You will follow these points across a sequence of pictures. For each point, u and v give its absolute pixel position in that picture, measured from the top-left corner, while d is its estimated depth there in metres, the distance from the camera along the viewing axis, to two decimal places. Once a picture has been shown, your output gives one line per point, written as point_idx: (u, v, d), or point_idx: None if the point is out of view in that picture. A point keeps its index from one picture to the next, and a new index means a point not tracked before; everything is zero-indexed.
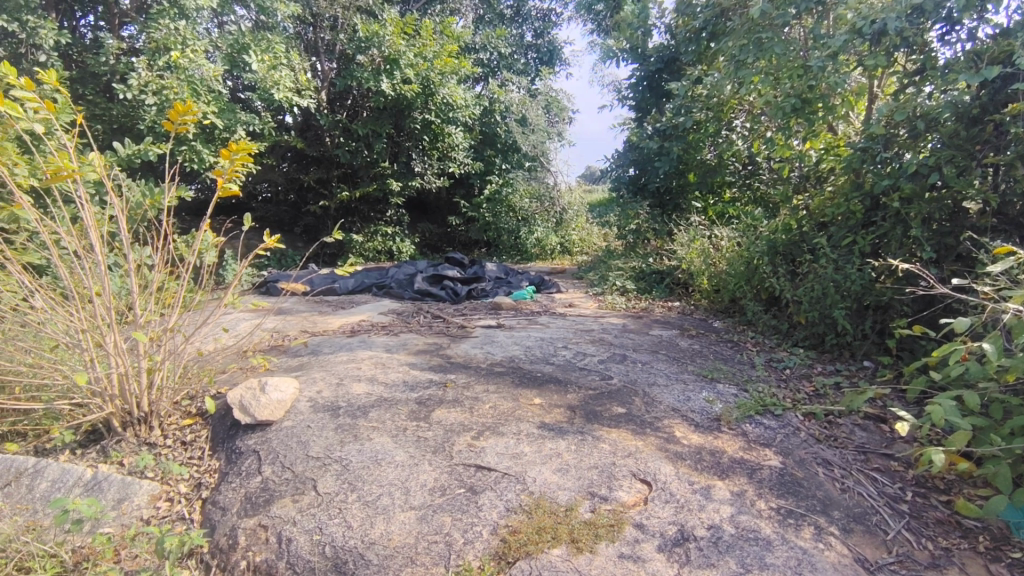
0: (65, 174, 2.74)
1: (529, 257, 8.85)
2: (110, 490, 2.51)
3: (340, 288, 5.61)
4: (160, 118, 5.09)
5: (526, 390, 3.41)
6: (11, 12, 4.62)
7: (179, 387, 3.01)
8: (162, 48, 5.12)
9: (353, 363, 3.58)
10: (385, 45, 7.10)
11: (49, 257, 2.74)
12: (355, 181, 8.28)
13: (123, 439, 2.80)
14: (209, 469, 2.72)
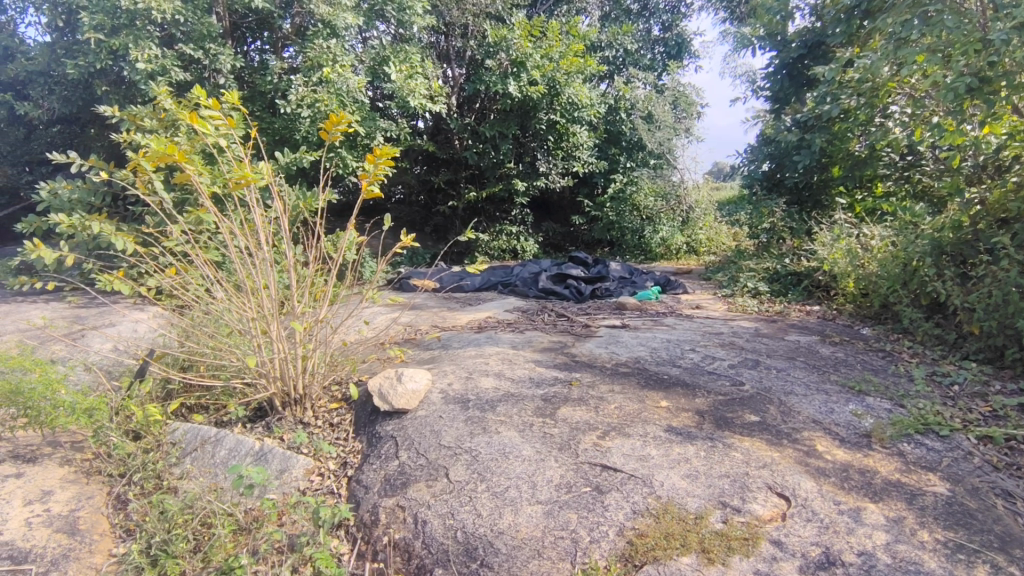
0: (247, 180, 3.15)
1: (654, 256, 8.71)
2: (274, 462, 2.79)
3: (467, 285, 5.85)
4: (315, 128, 5.66)
5: (652, 392, 3.34)
6: (198, 42, 5.29)
7: (328, 373, 3.29)
8: (316, 65, 5.64)
9: (481, 358, 3.72)
10: (513, 48, 7.29)
11: (228, 255, 3.13)
12: (483, 182, 8.63)
13: (284, 417, 3.13)
14: (354, 450, 2.96)
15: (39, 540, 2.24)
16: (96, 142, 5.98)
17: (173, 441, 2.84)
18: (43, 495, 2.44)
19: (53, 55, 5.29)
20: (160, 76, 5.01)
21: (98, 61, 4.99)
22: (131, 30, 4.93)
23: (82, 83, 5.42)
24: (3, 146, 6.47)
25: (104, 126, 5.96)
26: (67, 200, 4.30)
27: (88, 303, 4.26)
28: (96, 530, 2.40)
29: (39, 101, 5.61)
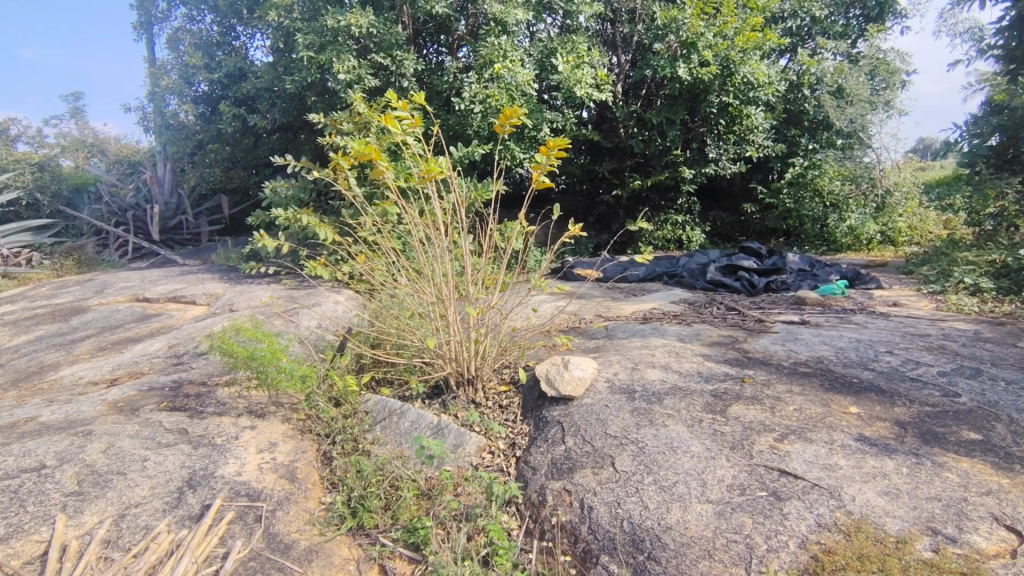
0: (434, 173, 3.44)
1: (839, 247, 7.99)
2: (450, 436, 2.98)
3: (631, 276, 5.76)
4: (486, 123, 5.92)
5: (840, 396, 3.01)
6: (387, 50, 5.83)
7: (499, 356, 3.44)
8: (488, 63, 5.92)
9: (647, 350, 3.64)
10: (683, 29, 6.97)
11: (412, 243, 3.42)
12: (648, 170, 8.41)
13: (458, 395, 3.34)
14: (522, 432, 3.09)
15: (268, 482, 2.65)
16: (305, 145, 6.88)
17: (366, 410, 3.19)
18: (270, 446, 2.89)
19: (276, 73, 6.17)
20: (357, 84, 5.60)
21: (309, 75, 5.71)
22: (334, 45, 5.59)
23: (296, 96, 6.21)
24: (238, 154, 7.52)
25: (311, 132, 6.82)
26: (284, 196, 5.01)
27: (299, 284, 4.92)
28: (309, 480, 2.78)
29: (264, 113, 6.60)
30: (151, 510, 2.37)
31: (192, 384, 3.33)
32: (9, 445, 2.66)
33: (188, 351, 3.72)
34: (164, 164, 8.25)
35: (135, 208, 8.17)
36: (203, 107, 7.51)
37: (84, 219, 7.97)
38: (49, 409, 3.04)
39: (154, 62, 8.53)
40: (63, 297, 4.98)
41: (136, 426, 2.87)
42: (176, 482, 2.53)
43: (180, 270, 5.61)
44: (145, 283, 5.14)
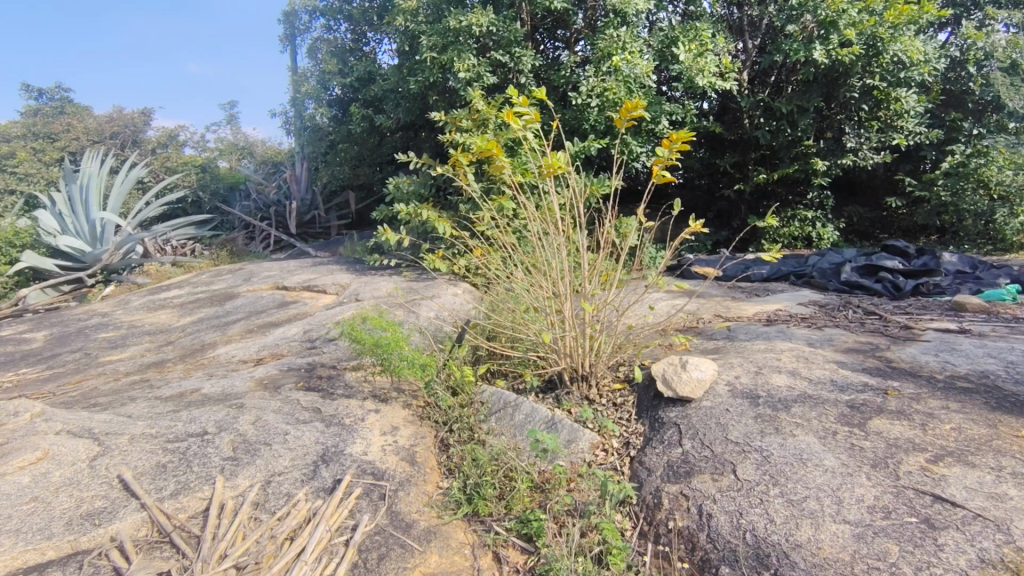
0: (555, 169, 3.46)
1: (1010, 247, 6.89)
2: (563, 431, 2.98)
3: (754, 274, 5.44)
4: (602, 117, 5.84)
5: (1008, 417, 2.63)
6: (506, 48, 5.92)
7: (614, 354, 3.39)
8: (606, 55, 5.82)
9: (773, 353, 3.41)
10: (822, 8, 6.45)
11: (531, 237, 3.46)
12: (774, 162, 7.86)
13: (571, 391, 3.33)
14: (636, 432, 3.02)
15: (391, 463, 2.80)
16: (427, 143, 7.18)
17: (482, 401, 3.27)
18: (393, 429, 3.05)
19: (401, 75, 6.49)
20: (476, 82, 5.75)
21: (432, 76, 5.96)
22: (455, 45, 5.77)
23: (420, 96, 6.48)
24: (365, 152, 7.99)
25: (433, 130, 7.12)
26: (406, 192, 5.28)
27: (418, 276, 5.15)
28: (427, 464, 2.91)
29: (390, 113, 6.97)
30: (291, 479, 2.60)
31: (325, 367, 3.60)
32: (178, 412, 3.03)
33: (321, 336, 4.03)
34: (302, 163, 8.92)
35: (277, 204, 8.91)
36: (336, 109, 8.07)
37: (235, 214, 8.86)
38: (209, 383, 3.43)
39: (295, 70, 9.30)
40: (219, 284, 5.58)
41: (279, 402, 3.16)
42: (312, 456, 2.75)
43: (313, 261, 6.08)
44: (284, 273, 5.63)
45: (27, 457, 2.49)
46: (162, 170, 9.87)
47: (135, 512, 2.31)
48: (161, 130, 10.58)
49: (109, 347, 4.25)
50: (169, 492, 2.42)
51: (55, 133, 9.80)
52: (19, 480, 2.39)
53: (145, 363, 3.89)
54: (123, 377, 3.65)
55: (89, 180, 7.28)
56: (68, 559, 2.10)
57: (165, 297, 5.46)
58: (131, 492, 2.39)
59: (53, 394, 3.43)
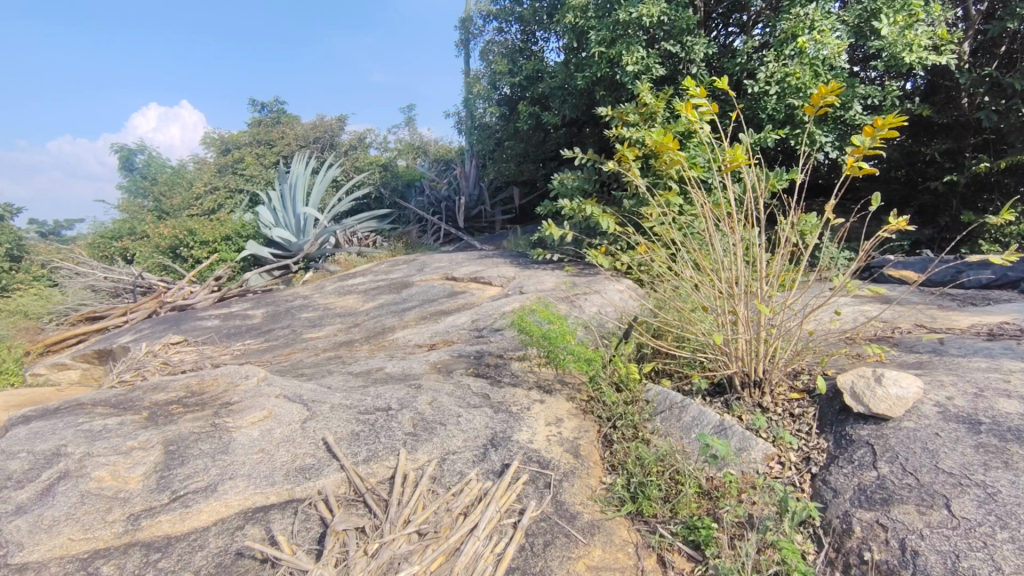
0: (739, 163, 3.24)
1: None
2: (734, 439, 2.82)
3: (971, 280, 4.70)
4: (782, 104, 5.41)
5: None
6: (677, 37, 5.74)
7: (793, 360, 3.12)
8: (790, 37, 5.38)
9: (998, 374, 2.91)
10: None
11: (705, 235, 3.30)
12: (1000, 148, 6.74)
13: (742, 397, 3.14)
14: (818, 448, 2.75)
15: (556, 454, 2.87)
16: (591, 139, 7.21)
17: (647, 400, 3.21)
18: (557, 421, 3.13)
19: (568, 71, 6.57)
20: (644, 74, 5.67)
21: (599, 71, 5.95)
22: (624, 39, 5.70)
23: (586, 91, 6.52)
24: (530, 149, 8.24)
25: (598, 125, 7.12)
26: (570, 187, 5.33)
27: (580, 271, 5.20)
28: (590, 458, 2.94)
29: (556, 111, 7.07)
30: (464, 459, 2.78)
31: (492, 356, 3.79)
32: (368, 387, 3.39)
33: (489, 326, 4.24)
34: (471, 160, 9.47)
35: (448, 200, 9.60)
36: (505, 108, 8.25)
37: (412, 209, 9.65)
38: (392, 363, 3.79)
39: (467, 72, 9.86)
40: (397, 273, 6.12)
41: (452, 386, 3.39)
42: (483, 439, 2.92)
43: (480, 254, 6.41)
44: (453, 264, 6.00)
45: (256, 415, 2.94)
46: (352, 169, 11.06)
47: (336, 471, 2.63)
48: (353, 133, 11.80)
49: (310, 326, 4.88)
50: (362, 458, 2.72)
51: (272, 139, 11.44)
52: (251, 432, 2.84)
53: (339, 341, 4.40)
54: (322, 352, 4.17)
55: (296, 180, 8.37)
56: (285, 504, 2.48)
57: (352, 283, 6.11)
58: (333, 454, 2.73)
59: (271, 362, 4.03)
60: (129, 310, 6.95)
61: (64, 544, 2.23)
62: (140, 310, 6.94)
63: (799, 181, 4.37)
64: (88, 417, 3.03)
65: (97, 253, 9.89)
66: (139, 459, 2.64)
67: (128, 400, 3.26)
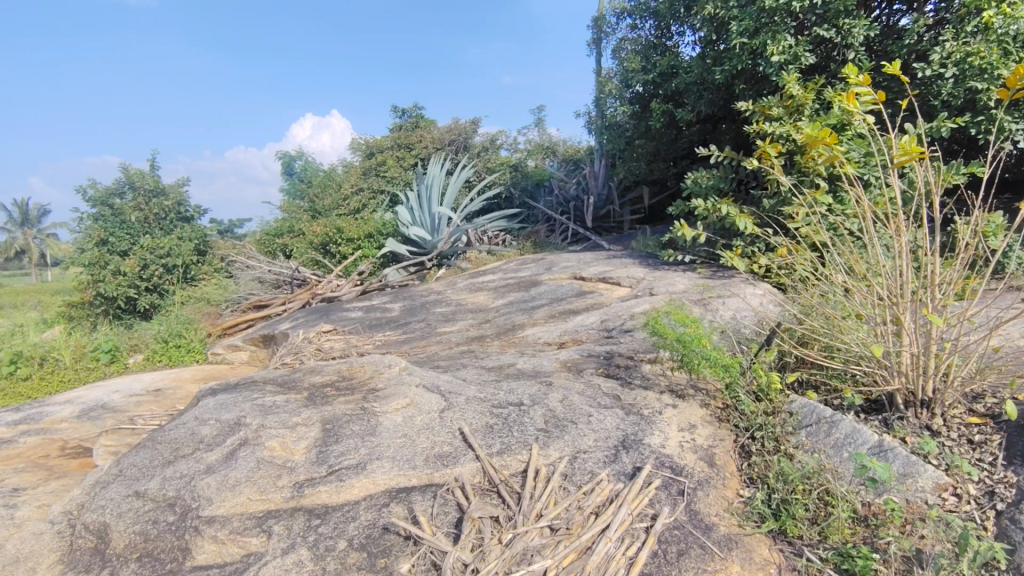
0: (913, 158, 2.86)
1: None
2: (896, 462, 2.55)
3: None
4: (961, 89, 4.78)
5: None
6: (832, 20, 5.30)
7: (971, 381, 2.75)
8: (972, 11, 4.76)
9: None
10: None
11: (865, 239, 2.99)
12: None
13: (905, 417, 2.83)
14: (1005, 482, 2.40)
15: (690, 461, 2.78)
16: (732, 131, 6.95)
17: (790, 412, 2.98)
18: (690, 427, 3.02)
19: (705, 66, 6.29)
20: (792, 64, 5.30)
21: (741, 63, 5.66)
22: (770, 27, 5.36)
23: (724, 85, 6.24)
24: (662, 147, 8.07)
25: (737, 119, 6.81)
26: (704, 187, 5.09)
27: (714, 273, 4.98)
28: (727, 468, 2.81)
29: (691, 106, 6.82)
30: (595, 459, 2.78)
31: (622, 357, 3.75)
32: (501, 381, 3.51)
33: (618, 327, 4.20)
34: (600, 160, 9.42)
35: (576, 200, 9.64)
36: (637, 105, 7.91)
37: (540, 209, 9.80)
38: (522, 359, 3.89)
39: (599, 71, 9.81)
40: (525, 272, 6.24)
41: (582, 386, 3.41)
42: (614, 440, 2.90)
43: (608, 254, 6.36)
44: (580, 264, 6.01)
45: (400, 402, 3.16)
46: (483, 170, 11.44)
47: (472, 461, 2.75)
48: (485, 135, 12.19)
49: (444, 320, 5.14)
50: (496, 450, 2.82)
51: (412, 143, 12.15)
52: (395, 418, 3.06)
53: (471, 336, 4.60)
54: (456, 346, 4.37)
55: (432, 181, 8.83)
56: (426, 487, 2.64)
57: (482, 281, 6.34)
58: (469, 444, 2.85)
59: (411, 353, 4.31)
60: (287, 301, 7.79)
61: (244, 503, 2.56)
62: (296, 301, 7.74)
63: (982, 177, 3.85)
64: (260, 392, 3.45)
65: (262, 248, 11.17)
66: (303, 434, 2.95)
67: (290, 381, 3.65)
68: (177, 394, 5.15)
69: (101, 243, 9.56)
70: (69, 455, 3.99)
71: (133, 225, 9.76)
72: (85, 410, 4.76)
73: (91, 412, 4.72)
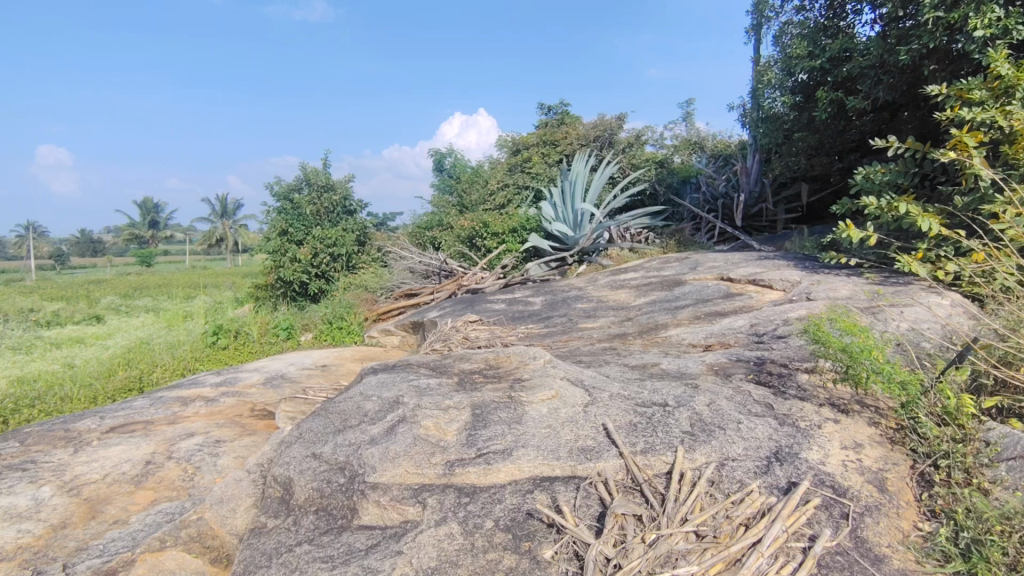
0: None
1: None
2: None
3: None
4: None
5: None
6: None
7: None
8: None
9: None
10: None
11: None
12: None
13: None
14: None
15: (856, 482, 2.55)
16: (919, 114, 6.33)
17: (987, 442, 2.61)
18: (856, 445, 2.76)
19: (886, 46, 5.68)
20: (1001, 39, 4.61)
21: (933, 41, 5.04)
22: None
23: (910, 67, 5.59)
24: (827, 140, 7.45)
25: (926, 103, 6.12)
26: (878, 182, 4.55)
27: (887, 279, 4.49)
28: (901, 496, 2.53)
29: (866, 93, 6.19)
30: (745, 468, 2.65)
31: (775, 364, 3.51)
32: (644, 381, 3.47)
33: (771, 332, 3.95)
34: (753, 155, 8.89)
35: (725, 197, 9.17)
36: (799, 95, 7.38)
37: (685, 206, 9.44)
38: (666, 360, 3.81)
39: (757, 58, 9.23)
40: (668, 271, 6.07)
41: (731, 391, 3.26)
42: (766, 450, 2.74)
43: (760, 254, 5.98)
44: (729, 264, 5.71)
45: (546, 393, 3.25)
46: (627, 167, 11.28)
47: (615, 457, 2.75)
48: (631, 130, 11.97)
49: (585, 316, 5.17)
50: (640, 448, 2.79)
51: (557, 140, 12.30)
52: (541, 408, 3.15)
53: (612, 333, 4.58)
54: (597, 343, 4.39)
55: (576, 177, 8.89)
56: (569, 479, 2.69)
57: (623, 278, 6.27)
58: (612, 440, 2.86)
59: (553, 347, 4.41)
60: (435, 291, 8.33)
61: (402, 474, 2.79)
62: (444, 291, 8.26)
63: None
64: (417, 374, 3.73)
65: (414, 241, 12.00)
66: (454, 417, 3.14)
67: (442, 365, 3.90)
68: (341, 371, 5.74)
69: (283, 233, 10.86)
70: (257, 416, 4.63)
71: (308, 217, 10.91)
72: (269, 378, 5.49)
73: (273, 380, 5.43)
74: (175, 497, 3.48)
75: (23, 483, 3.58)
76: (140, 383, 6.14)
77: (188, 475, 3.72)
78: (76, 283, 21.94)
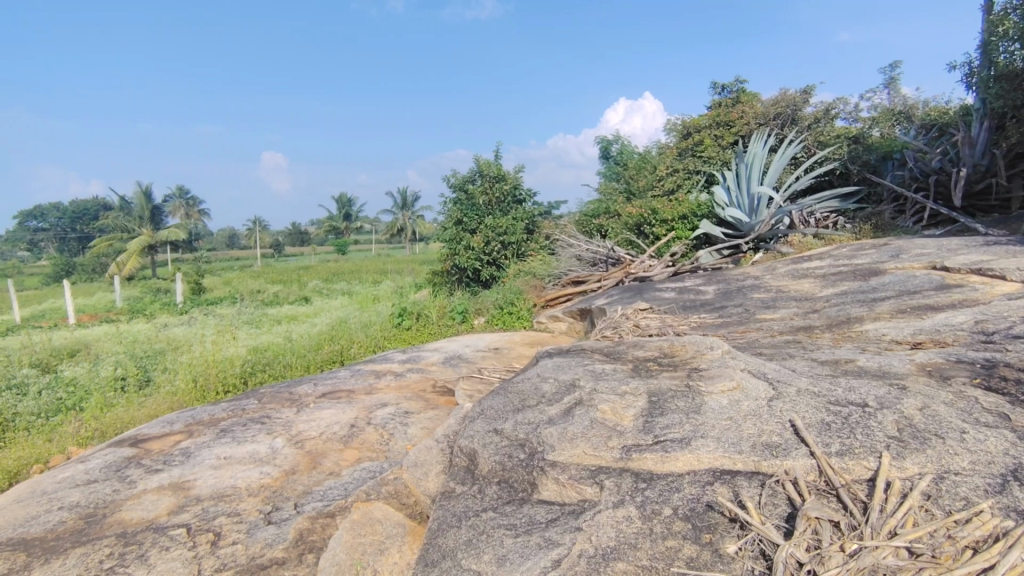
0: None
1: None
2: None
3: None
4: None
5: None
6: None
7: None
8: None
9: None
10: None
11: None
12: None
13: None
14: None
15: None
16: None
17: None
18: None
19: None
20: None
21: None
22: None
23: None
24: None
25: None
26: None
27: None
28: None
29: None
30: (972, 484, 2.30)
31: (1010, 368, 3.00)
32: (838, 377, 3.18)
33: (1002, 331, 3.38)
34: (981, 121, 7.44)
35: (939, 173, 8.00)
36: None
37: (886, 186, 8.40)
38: (866, 356, 3.43)
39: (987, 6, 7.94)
40: (863, 259, 5.45)
41: (951, 396, 2.85)
42: (999, 467, 2.36)
43: (986, 240, 5.10)
44: (944, 252, 4.95)
45: (726, 384, 3.13)
46: (814, 144, 10.26)
47: (806, 457, 2.56)
48: (819, 104, 10.79)
49: (764, 307, 4.84)
50: (836, 450, 2.56)
51: (732, 120, 11.53)
52: (721, 400, 3.04)
53: (796, 326, 4.25)
54: (779, 335, 4.10)
55: (754, 159, 8.31)
56: (753, 475, 2.57)
57: (808, 267, 5.75)
58: (802, 439, 2.66)
59: (729, 338, 4.21)
60: (604, 279, 8.35)
61: (581, 455, 2.87)
62: (612, 280, 8.27)
63: None
64: (591, 359, 3.81)
65: (580, 228, 12.15)
66: (630, 403, 3.15)
67: (615, 352, 3.92)
68: (511, 354, 6.03)
69: (458, 223, 11.65)
70: (438, 392, 5.07)
71: (481, 207, 11.57)
72: (448, 358, 5.96)
73: (452, 360, 5.89)
74: (375, 458, 3.96)
75: (262, 434, 4.32)
76: (342, 357, 7.05)
77: (385, 439, 4.20)
78: (291, 269, 25.72)
